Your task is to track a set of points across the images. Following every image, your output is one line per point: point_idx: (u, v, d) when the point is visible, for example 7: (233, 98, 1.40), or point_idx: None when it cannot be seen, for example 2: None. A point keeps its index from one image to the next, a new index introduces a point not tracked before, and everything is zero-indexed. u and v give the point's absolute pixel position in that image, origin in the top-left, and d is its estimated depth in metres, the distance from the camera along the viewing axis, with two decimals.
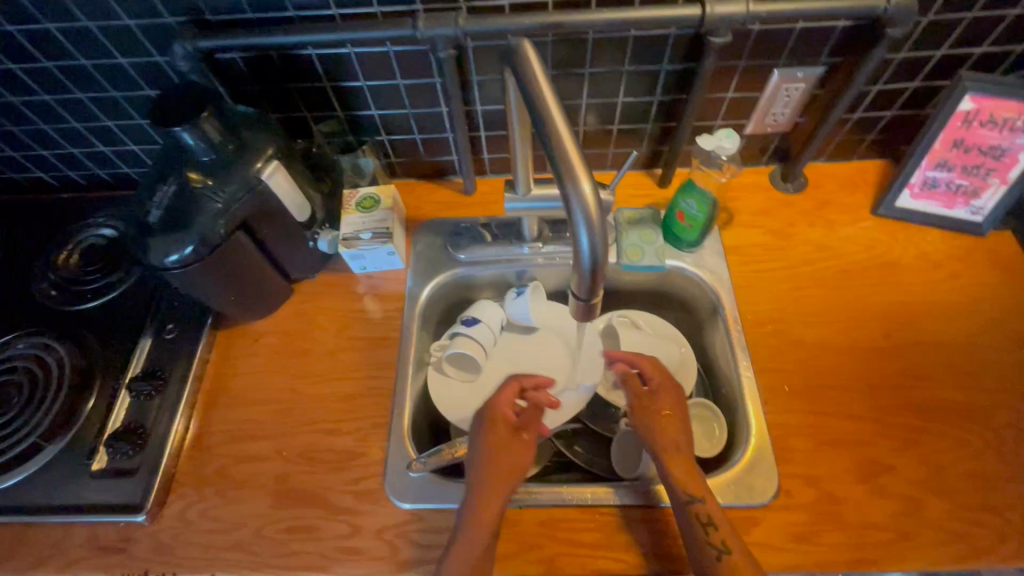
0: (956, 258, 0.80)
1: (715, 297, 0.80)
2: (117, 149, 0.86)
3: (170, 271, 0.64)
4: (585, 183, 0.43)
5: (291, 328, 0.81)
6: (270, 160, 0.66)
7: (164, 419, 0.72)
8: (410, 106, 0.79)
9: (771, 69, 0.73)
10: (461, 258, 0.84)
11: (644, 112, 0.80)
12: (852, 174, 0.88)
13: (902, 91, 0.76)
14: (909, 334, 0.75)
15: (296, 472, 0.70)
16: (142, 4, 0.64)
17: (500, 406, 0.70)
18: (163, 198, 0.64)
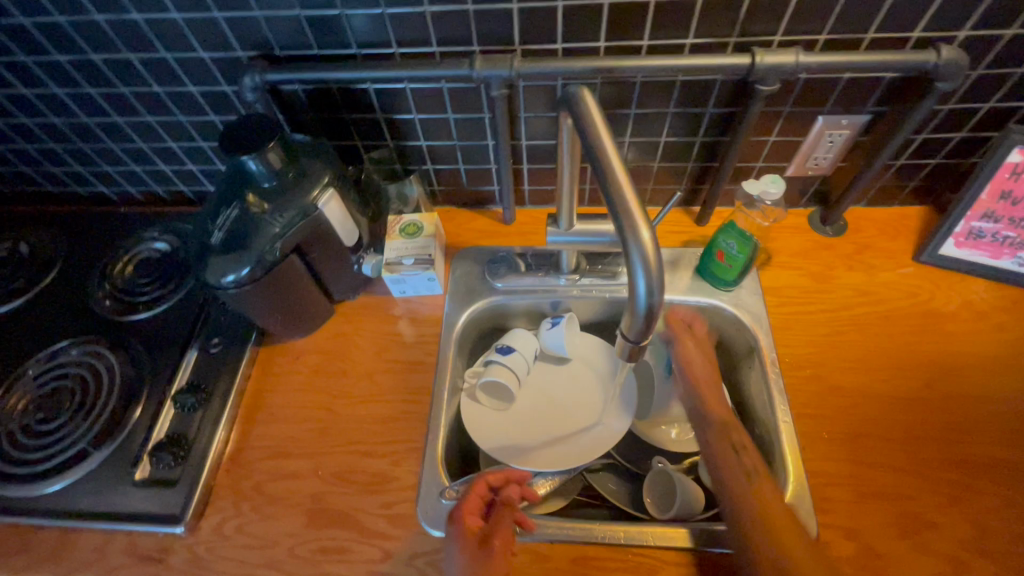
0: (1002, 309, 0.79)
1: (752, 338, 0.79)
2: (177, 169, 0.91)
3: (226, 289, 0.67)
4: (644, 230, 0.43)
5: (330, 347, 0.83)
6: (326, 187, 0.69)
7: (206, 432, 0.74)
8: (457, 138, 0.81)
9: (815, 116, 0.74)
10: (498, 286, 0.86)
11: (685, 151, 0.82)
12: (893, 219, 0.88)
13: (948, 141, 0.76)
14: (953, 385, 0.73)
15: (331, 492, 0.71)
16: (218, 38, 0.69)
17: (467, 511, 0.65)
18: (224, 220, 0.67)
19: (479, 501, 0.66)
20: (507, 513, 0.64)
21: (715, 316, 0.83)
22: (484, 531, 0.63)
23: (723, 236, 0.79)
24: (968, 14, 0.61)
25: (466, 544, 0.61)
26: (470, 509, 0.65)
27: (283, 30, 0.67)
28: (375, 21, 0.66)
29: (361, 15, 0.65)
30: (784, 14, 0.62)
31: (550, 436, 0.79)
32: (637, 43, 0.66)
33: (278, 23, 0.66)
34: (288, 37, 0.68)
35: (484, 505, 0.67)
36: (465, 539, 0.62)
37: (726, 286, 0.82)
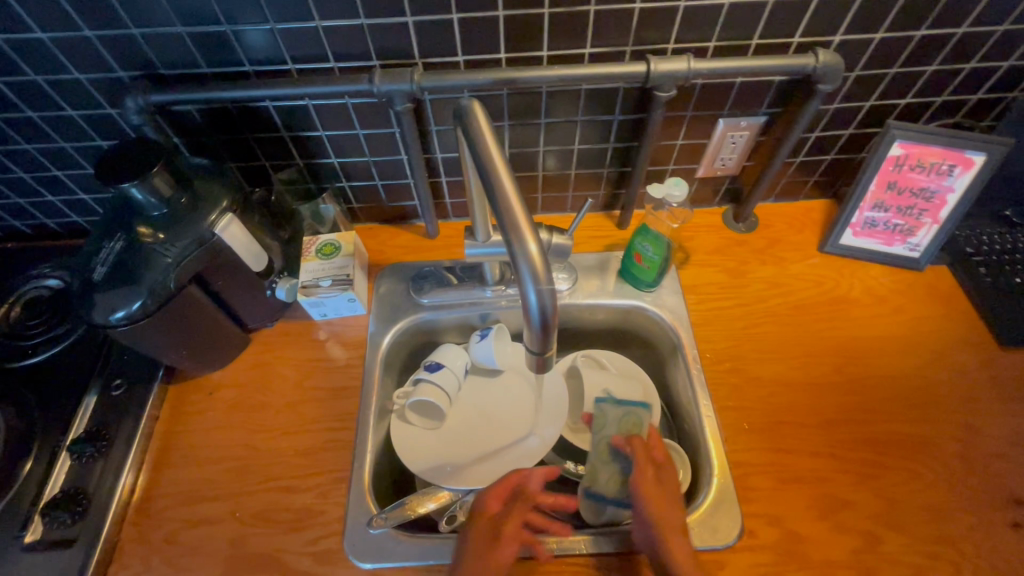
0: (898, 292, 0.84)
1: (674, 336, 0.81)
2: (68, 200, 0.84)
3: (116, 328, 0.62)
4: (531, 242, 0.44)
5: (248, 379, 0.79)
6: (225, 212, 0.65)
7: (107, 483, 0.68)
8: (370, 154, 0.79)
9: (716, 119, 0.77)
10: (423, 303, 0.84)
11: (600, 158, 0.83)
12: (799, 213, 0.92)
13: (839, 138, 0.81)
14: (859, 368, 0.78)
15: (251, 534, 0.67)
16: (95, 59, 0.64)
17: (489, 498, 0.65)
18: (110, 254, 0.62)
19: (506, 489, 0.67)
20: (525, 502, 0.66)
21: (643, 319, 0.85)
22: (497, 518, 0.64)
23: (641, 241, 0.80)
24: (841, 20, 0.65)
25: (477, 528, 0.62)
26: (494, 495, 0.66)
27: (166, 48, 0.63)
28: (267, 37, 0.63)
29: (250, 31, 0.62)
30: (674, 23, 0.64)
31: (483, 451, 0.78)
32: (537, 54, 0.66)
33: (159, 41, 0.63)
34: (174, 56, 0.64)
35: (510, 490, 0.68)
36: (478, 522, 0.63)
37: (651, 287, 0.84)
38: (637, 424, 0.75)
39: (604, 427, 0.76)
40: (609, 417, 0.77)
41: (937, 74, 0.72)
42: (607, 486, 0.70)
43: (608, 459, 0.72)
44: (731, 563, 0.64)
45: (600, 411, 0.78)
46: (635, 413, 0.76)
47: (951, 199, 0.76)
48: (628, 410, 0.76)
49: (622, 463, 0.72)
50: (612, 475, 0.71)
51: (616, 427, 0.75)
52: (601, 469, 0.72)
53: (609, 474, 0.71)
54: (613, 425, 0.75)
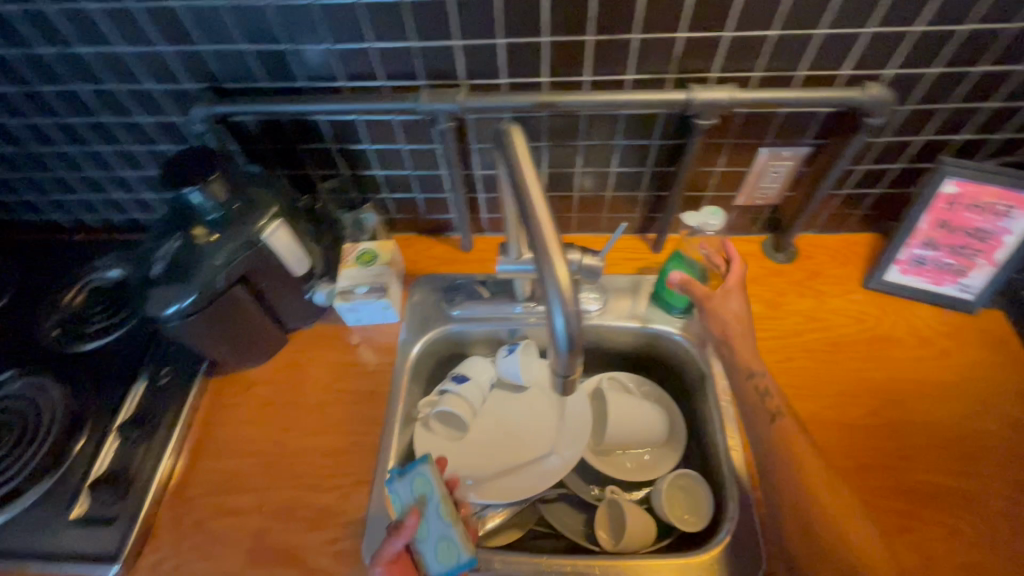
0: (946, 334, 0.80)
1: (704, 364, 0.80)
2: (132, 198, 0.90)
3: (168, 322, 0.67)
4: (561, 266, 0.44)
5: (283, 377, 0.82)
6: (274, 217, 0.69)
7: (148, 466, 0.72)
8: (412, 168, 0.82)
9: (758, 147, 0.76)
10: (454, 314, 0.86)
11: (637, 181, 0.83)
12: (842, 246, 0.90)
13: (887, 172, 0.79)
14: (898, 412, 0.74)
15: (276, 528, 0.69)
16: (167, 71, 0.69)
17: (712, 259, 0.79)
18: (167, 252, 0.67)
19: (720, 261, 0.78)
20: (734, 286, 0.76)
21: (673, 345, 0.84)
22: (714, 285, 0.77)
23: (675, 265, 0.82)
24: (893, 54, 0.63)
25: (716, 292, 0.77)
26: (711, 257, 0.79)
27: (230, 64, 0.68)
28: (323, 56, 0.67)
29: (308, 50, 0.66)
30: (718, 52, 0.64)
31: (504, 466, 0.79)
32: (579, 79, 0.68)
33: (225, 58, 0.67)
34: (236, 71, 0.69)
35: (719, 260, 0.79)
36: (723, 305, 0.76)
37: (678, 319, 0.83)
38: (425, 483, 0.59)
39: (403, 502, 0.60)
40: (401, 493, 0.60)
41: (996, 112, 0.69)
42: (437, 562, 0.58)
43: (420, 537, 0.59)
44: None
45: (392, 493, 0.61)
46: (420, 475, 0.60)
47: (1009, 241, 0.73)
48: (411, 476, 0.60)
49: (437, 526, 0.58)
50: (436, 546, 0.58)
51: (412, 498, 0.60)
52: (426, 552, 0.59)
53: (434, 549, 0.58)
54: (409, 495, 0.60)
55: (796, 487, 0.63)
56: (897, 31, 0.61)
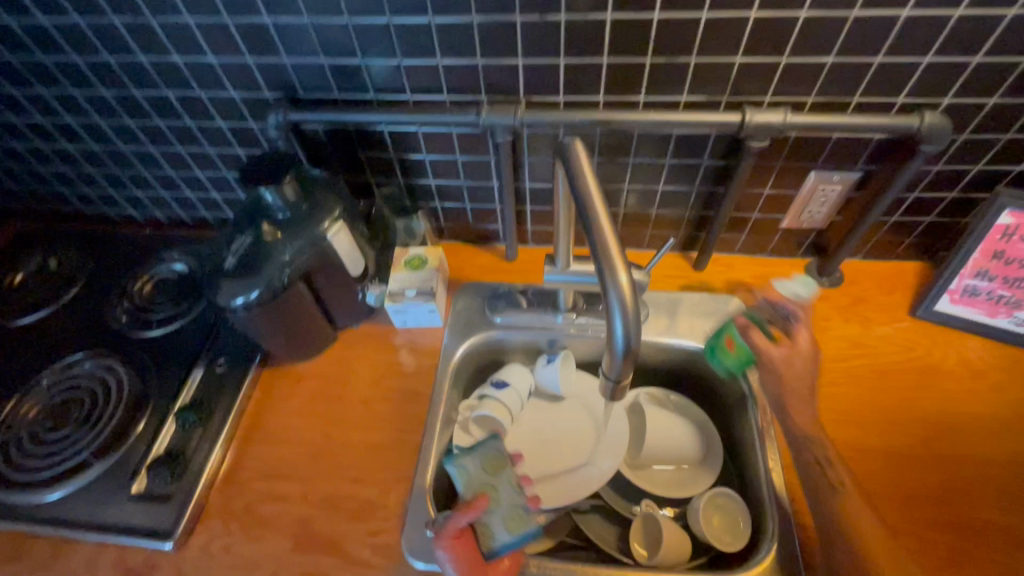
0: (999, 369, 0.79)
1: (745, 385, 0.80)
2: (201, 197, 0.96)
3: (234, 312, 0.71)
4: (623, 274, 0.47)
5: (331, 373, 0.85)
6: (337, 220, 0.73)
7: (204, 449, 0.76)
8: (465, 179, 0.86)
9: (808, 171, 0.77)
10: (497, 322, 0.88)
11: (684, 200, 0.85)
12: (890, 274, 0.89)
13: (940, 200, 0.78)
14: (948, 445, 0.73)
15: (319, 517, 0.72)
16: (248, 80, 0.75)
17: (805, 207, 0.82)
18: (238, 247, 0.71)
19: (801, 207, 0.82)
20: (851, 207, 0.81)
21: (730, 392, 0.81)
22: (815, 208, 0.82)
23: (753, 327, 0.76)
24: (951, 83, 0.64)
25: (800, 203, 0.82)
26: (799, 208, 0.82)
27: (307, 75, 0.73)
28: (393, 71, 0.71)
29: (380, 64, 0.70)
30: (773, 77, 0.66)
31: (538, 474, 0.79)
32: (634, 99, 0.70)
33: (303, 70, 0.72)
34: (311, 81, 0.74)
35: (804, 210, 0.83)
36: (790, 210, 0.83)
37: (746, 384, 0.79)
38: (497, 459, 0.67)
39: (471, 480, 0.65)
40: (469, 471, 0.66)
41: None
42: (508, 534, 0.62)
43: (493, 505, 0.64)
44: None
45: (460, 471, 0.66)
46: (490, 451, 0.68)
47: None
48: (482, 452, 0.67)
49: (508, 498, 0.64)
50: (506, 517, 0.63)
51: (482, 474, 0.66)
52: (494, 523, 0.63)
53: (504, 521, 0.63)
54: (479, 472, 0.66)
55: (840, 512, 0.62)
56: (957, 61, 0.62)
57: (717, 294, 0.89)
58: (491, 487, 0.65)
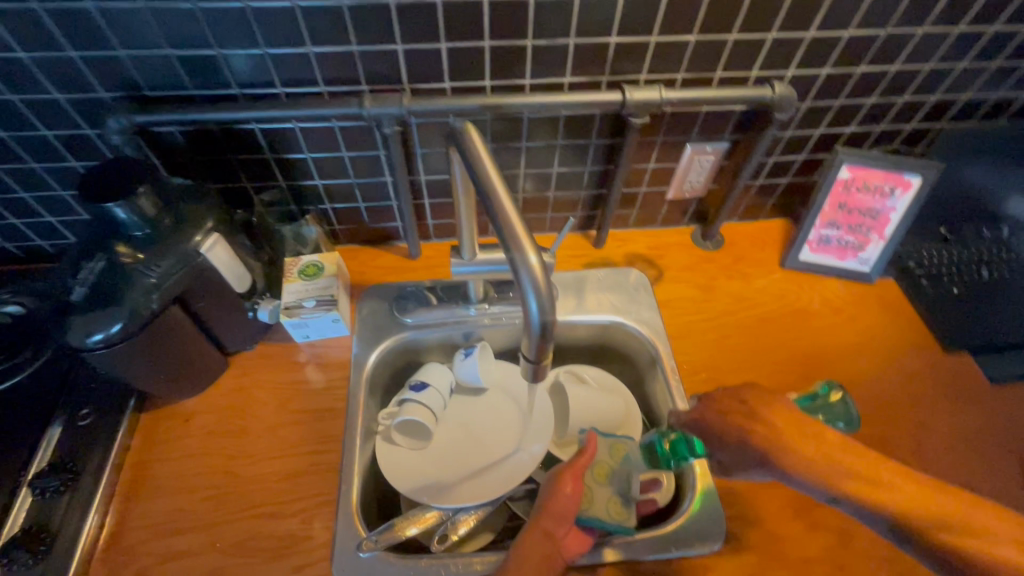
0: (853, 303, 0.91)
1: (653, 349, 0.85)
2: (32, 223, 0.81)
3: (93, 351, 0.60)
4: (532, 254, 0.47)
5: (226, 404, 0.76)
6: (210, 233, 0.65)
7: (74, 517, 0.64)
8: (354, 176, 0.81)
9: (685, 144, 0.83)
10: (408, 322, 0.85)
11: (578, 180, 0.87)
12: (761, 232, 0.99)
13: (793, 162, 0.89)
14: (823, 374, 0.83)
15: (232, 565, 0.64)
16: (76, 78, 0.63)
17: (682, 181, 0.89)
18: (89, 274, 0.60)
19: (680, 180, 0.89)
20: (723, 176, 0.90)
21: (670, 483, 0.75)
22: (692, 177, 0.89)
23: (843, 392, 0.73)
24: (793, 55, 0.72)
25: (674, 177, 0.88)
26: (680, 182, 0.89)
27: (152, 70, 0.64)
28: (256, 62, 0.64)
29: (239, 55, 0.63)
30: (646, 56, 0.69)
31: (470, 470, 0.78)
32: (520, 82, 0.70)
33: (146, 63, 0.63)
34: (159, 77, 0.65)
35: (686, 179, 0.89)
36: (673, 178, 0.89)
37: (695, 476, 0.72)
38: (626, 451, 0.74)
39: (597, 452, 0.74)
40: None
41: (874, 107, 0.80)
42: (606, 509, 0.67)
43: (603, 479, 0.70)
44: (717, 566, 0.66)
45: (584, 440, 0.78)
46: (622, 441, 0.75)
47: (894, 217, 0.84)
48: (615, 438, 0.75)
49: (619, 486, 0.70)
50: (610, 497, 0.68)
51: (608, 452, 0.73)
52: (595, 493, 0.69)
53: (606, 498, 0.68)
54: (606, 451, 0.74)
55: None
56: (794, 37, 0.70)
57: (618, 268, 0.93)
58: (610, 466, 0.72)
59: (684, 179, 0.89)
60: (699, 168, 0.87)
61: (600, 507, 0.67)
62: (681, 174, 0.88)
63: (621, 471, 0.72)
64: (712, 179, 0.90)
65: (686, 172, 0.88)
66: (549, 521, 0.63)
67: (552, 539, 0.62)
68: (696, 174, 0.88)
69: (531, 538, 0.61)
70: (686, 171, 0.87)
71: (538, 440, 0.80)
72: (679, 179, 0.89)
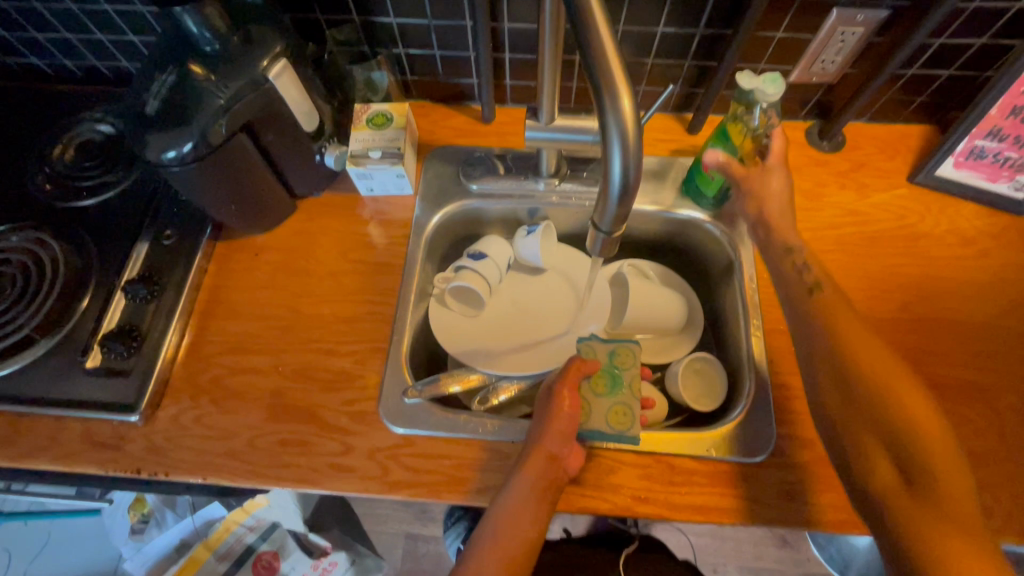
0: (989, 235, 0.77)
1: (732, 253, 0.77)
2: (115, 39, 0.81)
3: (168, 169, 0.61)
4: (625, 100, 0.40)
5: (292, 245, 0.79)
6: (278, 58, 0.61)
7: (159, 324, 0.71)
8: (432, 17, 0.73)
9: (830, 8, 0.67)
10: (473, 190, 0.81)
11: (685, 46, 0.75)
12: (893, 138, 0.83)
13: (967, 48, 0.71)
14: (928, 309, 0.72)
15: (292, 388, 0.69)
16: None
17: (810, 60, 0.74)
18: (162, 88, 0.60)
19: (811, 59, 0.74)
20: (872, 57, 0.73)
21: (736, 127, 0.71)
22: (824, 56, 0.73)
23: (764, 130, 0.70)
24: None
25: (803, 56, 0.74)
26: (809, 61, 0.74)
27: None
28: None
29: None
30: None
31: (519, 344, 0.78)
32: None
33: None
34: None
35: (818, 57, 0.74)
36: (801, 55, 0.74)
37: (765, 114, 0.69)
38: (631, 356, 0.69)
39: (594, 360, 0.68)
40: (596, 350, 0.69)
41: None
42: (605, 419, 0.63)
43: (602, 389, 0.66)
44: (759, 476, 0.64)
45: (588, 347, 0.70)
46: (625, 347, 0.70)
47: None
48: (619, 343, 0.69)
49: (620, 396, 0.65)
50: (609, 407, 0.64)
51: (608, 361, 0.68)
52: (594, 405, 0.64)
53: (605, 410, 0.64)
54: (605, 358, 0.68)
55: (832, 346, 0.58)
56: None
57: None
58: (610, 374, 0.67)
59: (815, 57, 0.74)
60: (838, 45, 0.72)
61: (598, 419, 0.63)
62: (815, 51, 0.73)
63: (625, 380, 0.67)
64: (849, 61, 0.74)
65: (819, 49, 0.72)
66: (552, 442, 0.59)
67: (555, 459, 0.59)
68: (830, 52, 0.73)
69: (531, 463, 0.58)
70: (819, 49, 0.72)
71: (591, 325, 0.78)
72: (812, 56, 0.73)
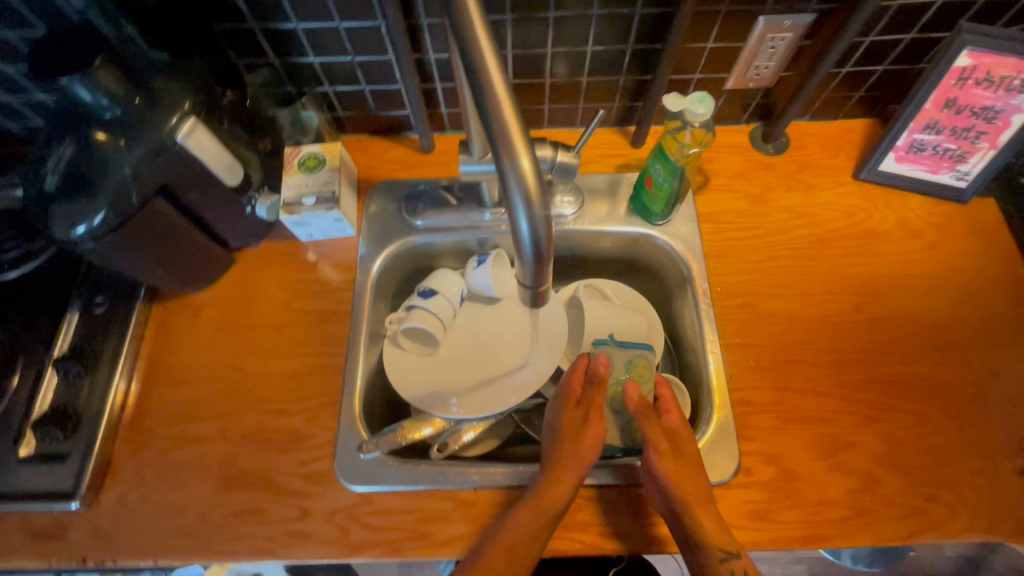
0: (935, 226, 0.77)
1: (684, 268, 0.76)
2: (23, 98, 0.76)
3: (82, 244, 0.58)
4: (524, 157, 0.38)
5: (233, 300, 0.75)
6: (186, 116, 0.57)
7: (96, 400, 0.67)
8: (354, 52, 0.70)
9: (756, 16, 0.66)
10: (417, 225, 0.78)
11: (617, 62, 0.73)
12: (836, 135, 0.83)
13: (896, 43, 0.70)
14: (881, 308, 0.72)
15: (243, 454, 0.67)
16: None
17: (744, 66, 0.73)
18: (65, 158, 0.57)
19: (745, 65, 0.73)
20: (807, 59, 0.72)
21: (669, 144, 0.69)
22: (757, 62, 0.72)
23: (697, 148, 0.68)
24: None
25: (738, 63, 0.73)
26: (744, 67, 0.73)
27: None
28: None
29: None
30: None
31: (477, 380, 0.76)
32: None
33: None
34: None
35: (751, 62, 0.72)
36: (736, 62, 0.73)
37: (699, 132, 0.66)
38: (647, 366, 0.70)
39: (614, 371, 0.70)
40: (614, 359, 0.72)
41: None
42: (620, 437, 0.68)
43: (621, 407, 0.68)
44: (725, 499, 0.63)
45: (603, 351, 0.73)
46: (641, 356, 0.71)
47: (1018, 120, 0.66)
48: (636, 353, 0.71)
49: None
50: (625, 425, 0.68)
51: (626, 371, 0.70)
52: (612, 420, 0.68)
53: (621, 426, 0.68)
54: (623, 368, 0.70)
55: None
56: None
57: None
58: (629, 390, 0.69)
59: (750, 62, 0.73)
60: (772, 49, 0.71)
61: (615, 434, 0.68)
62: (750, 57, 0.72)
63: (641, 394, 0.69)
64: (784, 64, 0.73)
65: (751, 55, 0.71)
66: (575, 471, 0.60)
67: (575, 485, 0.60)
68: (763, 57, 0.72)
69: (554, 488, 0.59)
70: (752, 55, 0.71)
71: (548, 356, 0.76)
72: (746, 62, 0.72)
